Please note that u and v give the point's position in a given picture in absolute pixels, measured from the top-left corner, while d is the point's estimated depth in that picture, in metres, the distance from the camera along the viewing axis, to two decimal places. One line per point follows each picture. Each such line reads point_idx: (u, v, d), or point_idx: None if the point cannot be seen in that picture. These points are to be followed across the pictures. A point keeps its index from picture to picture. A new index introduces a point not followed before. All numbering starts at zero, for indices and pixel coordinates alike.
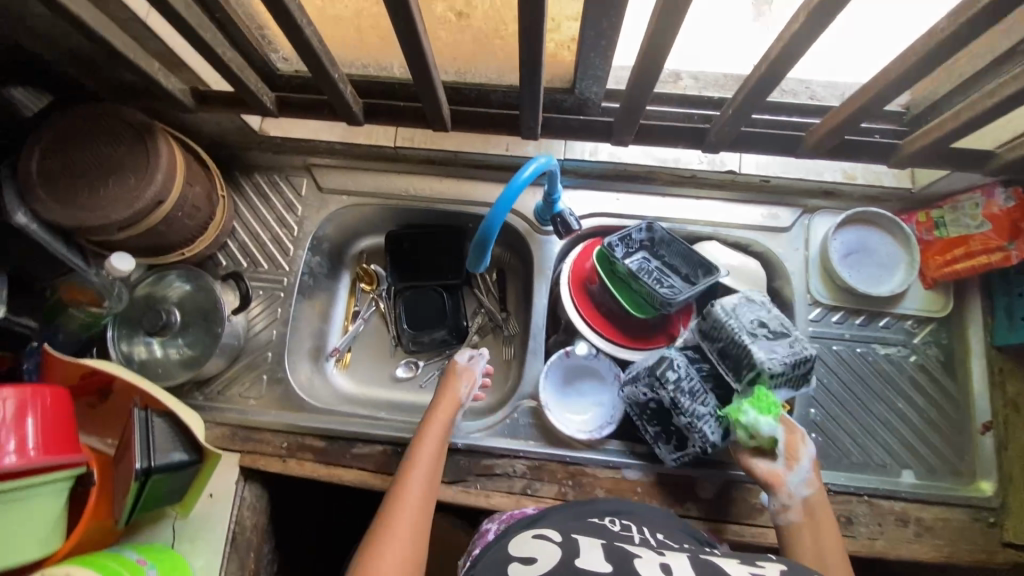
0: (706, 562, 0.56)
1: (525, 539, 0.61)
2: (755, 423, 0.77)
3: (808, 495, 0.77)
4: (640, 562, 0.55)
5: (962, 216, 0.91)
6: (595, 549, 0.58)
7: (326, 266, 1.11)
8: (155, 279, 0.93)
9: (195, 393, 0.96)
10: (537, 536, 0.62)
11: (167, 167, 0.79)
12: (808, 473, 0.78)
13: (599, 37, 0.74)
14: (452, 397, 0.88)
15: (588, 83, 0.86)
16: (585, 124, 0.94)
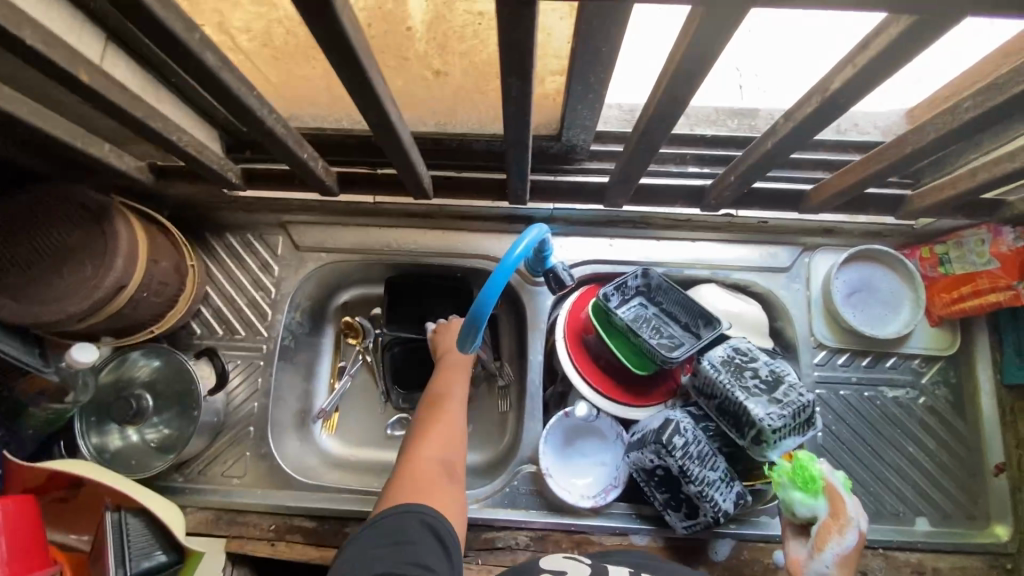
0: None
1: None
2: (791, 500, 0.73)
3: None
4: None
5: (968, 253, 0.87)
6: None
7: (308, 324, 1.06)
8: (118, 361, 0.86)
9: (174, 475, 0.90)
10: None
11: (127, 249, 0.73)
12: (829, 568, 0.70)
13: (588, 93, 0.69)
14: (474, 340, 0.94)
15: (575, 132, 0.81)
16: (575, 187, 0.92)
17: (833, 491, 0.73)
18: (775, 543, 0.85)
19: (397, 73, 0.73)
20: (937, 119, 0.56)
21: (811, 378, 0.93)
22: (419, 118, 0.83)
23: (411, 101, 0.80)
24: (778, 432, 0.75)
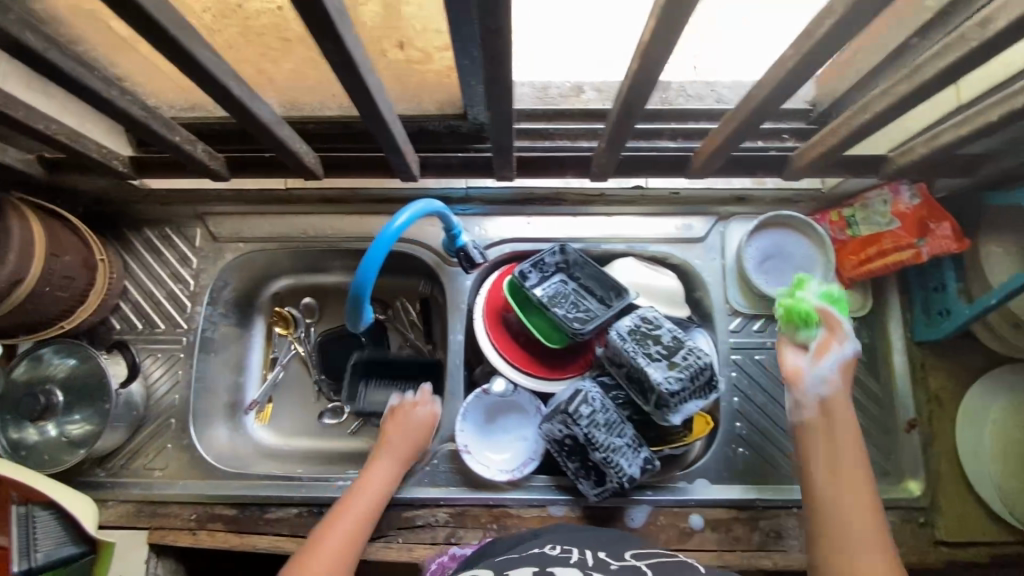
0: None
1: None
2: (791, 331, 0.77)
3: (824, 392, 0.72)
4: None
5: (872, 214, 0.89)
6: None
7: (234, 316, 1.05)
8: (33, 360, 0.86)
9: (96, 470, 0.90)
10: None
11: (19, 245, 0.74)
12: (830, 373, 0.73)
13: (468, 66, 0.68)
14: (411, 442, 0.86)
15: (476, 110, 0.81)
16: (466, 161, 0.91)
17: (825, 309, 0.76)
18: (690, 507, 0.86)
19: (280, 53, 0.72)
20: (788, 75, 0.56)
21: (726, 345, 0.94)
22: (318, 102, 0.83)
23: (304, 84, 0.79)
24: (677, 396, 0.76)
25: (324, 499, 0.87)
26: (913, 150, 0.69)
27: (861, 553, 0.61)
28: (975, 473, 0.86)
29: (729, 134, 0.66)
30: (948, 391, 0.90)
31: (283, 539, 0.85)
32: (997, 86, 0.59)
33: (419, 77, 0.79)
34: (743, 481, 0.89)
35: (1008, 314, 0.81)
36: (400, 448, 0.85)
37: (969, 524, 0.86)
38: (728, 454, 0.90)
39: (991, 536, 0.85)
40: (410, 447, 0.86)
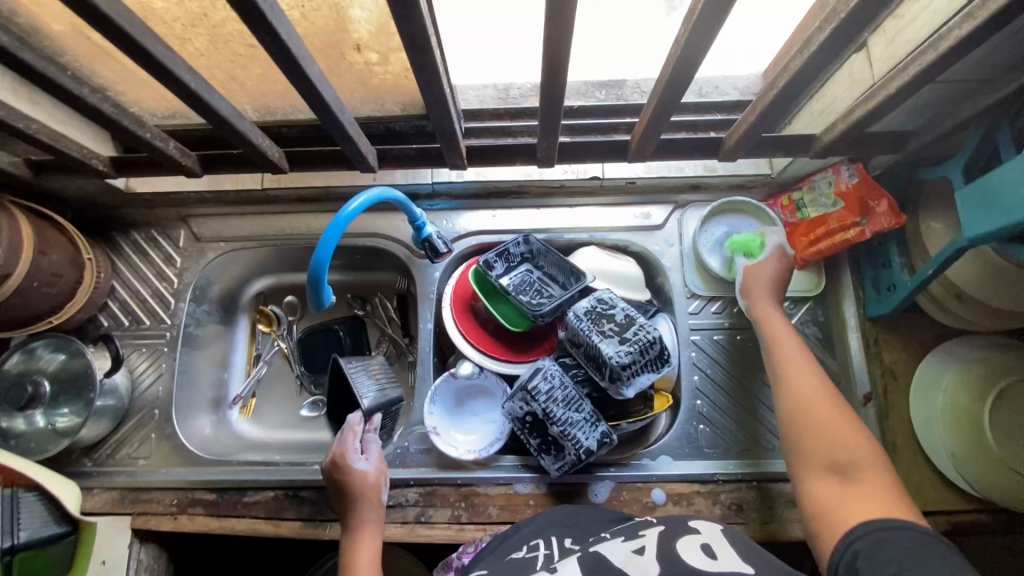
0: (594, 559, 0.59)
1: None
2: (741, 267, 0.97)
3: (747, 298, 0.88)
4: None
5: (819, 195, 0.93)
6: None
7: (218, 314, 1.10)
8: (26, 353, 0.91)
9: (83, 460, 0.94)
10: None
11: (8, 243, 0.79)
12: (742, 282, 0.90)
13: None
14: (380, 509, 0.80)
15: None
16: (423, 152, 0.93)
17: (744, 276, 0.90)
18: (653, 482, 0.89)
19: (247, 59, 0.79)
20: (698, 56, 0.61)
21: (686, 326, 0.98)
22: (288, 106, 0.89)
23: (273, 88, 0.85)
24: (627, 368, 0.79)
25: (298, 482, 0.90)
26: (836, 127, 0.73)
27: (847, 443, 0.64)
28: (929, 443, 0.88)
29: (656, 109, 0.71)
30: (902, 365, 0.93)
31: (259, 521, 0.89)
32: (899, 61, 0.63)
33: (379, 79, 0.85)
34: (705, 457, 0.91)
35: (947, 284, 0.86)
36: (372, 512, 0.79)
37: (926, 492, 0.88)
38: (690, 431, 0.93)
39: (949, 505, 0.88)
40: (376, 504, 0.80)
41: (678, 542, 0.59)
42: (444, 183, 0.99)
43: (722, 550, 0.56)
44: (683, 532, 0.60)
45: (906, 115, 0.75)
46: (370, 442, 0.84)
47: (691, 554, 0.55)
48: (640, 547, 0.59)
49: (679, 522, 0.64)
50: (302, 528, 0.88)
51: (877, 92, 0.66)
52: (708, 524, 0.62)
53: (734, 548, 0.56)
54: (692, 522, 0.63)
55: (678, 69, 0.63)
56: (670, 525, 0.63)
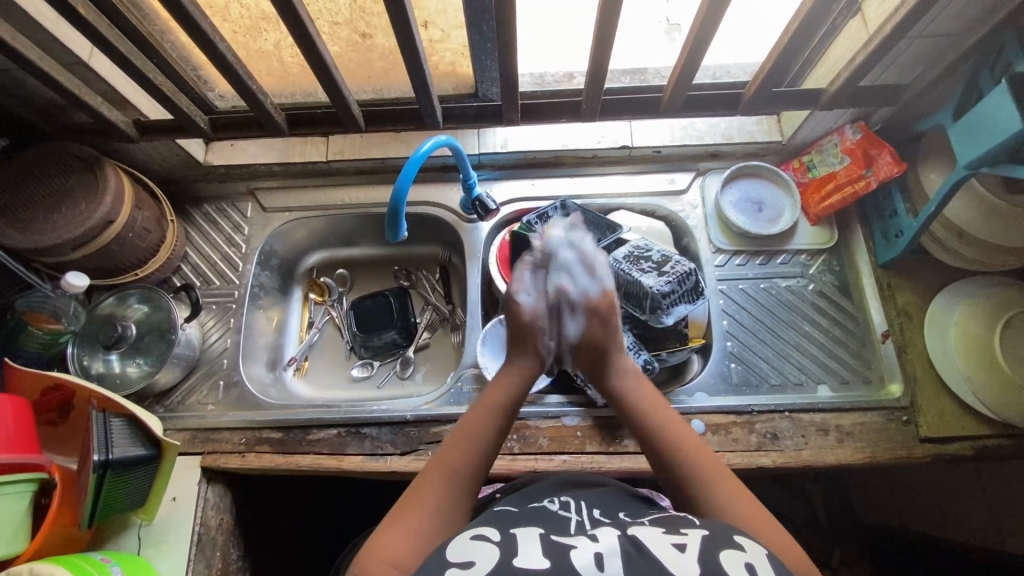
0: (635, 541, 0.54)
1: (462, 539, 0.56)
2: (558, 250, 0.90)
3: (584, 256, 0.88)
4: (577, 553, 0.53)
5: (827, 156, 1.04)
6: (531, 544, 0.55)
7: (277, 281, 1.19)
8: (118, 299, 1.00)
9: (156, 407, 1.01)
10: (475, 536, 0.57)
11: (115, 191, 0.89)
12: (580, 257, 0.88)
13: (480, 39, 0.85)
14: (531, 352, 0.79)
15: (487, 86, 0.95)
16: (479, 110, 1.00)
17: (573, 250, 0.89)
18: (692, 414, 0.95)
19: (329, 36, 0.92)
20: (715, 17, 0.73)
21: (713, 277, 1.07)
22: (358, 84, 1.02)
23: (346, 66, 0.98)
24: (669, 297, 0.89)
25: (360, 420, 0.97)
26: (839, 78, 0.85)
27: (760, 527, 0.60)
28: (946, 373, 0.94)
29: (681, 70, 0.82)
30: (914, 305, 1.00)
31: (323, 457, 0.94)
32: (889, 14, 0.76)
33: (439, 57, 0.98)
34: (738, 392, 0.98)
35: (948, 223, 0.95)
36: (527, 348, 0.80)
37: (949, 420, 0.93)
38: (723, 369, 1.00)
39: (970, 431, 0.92)
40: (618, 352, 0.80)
41: (723, 552, 0.53)
42: (490, 152, 1.10)
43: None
44: (728, 542, 0.54)
45: (896, 71, 0.88)
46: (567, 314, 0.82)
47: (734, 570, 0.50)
48: (682, 544, 0.54)
49: (723, 529, 0.56)
50: (364, 462, 0.94)
51: (872, 40, 0.78)
52: (753, 542, 0.55)
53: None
54: (733, 533, 0.57)
55: (705, 28, 0.74)
56: (713, 529, 0.56)
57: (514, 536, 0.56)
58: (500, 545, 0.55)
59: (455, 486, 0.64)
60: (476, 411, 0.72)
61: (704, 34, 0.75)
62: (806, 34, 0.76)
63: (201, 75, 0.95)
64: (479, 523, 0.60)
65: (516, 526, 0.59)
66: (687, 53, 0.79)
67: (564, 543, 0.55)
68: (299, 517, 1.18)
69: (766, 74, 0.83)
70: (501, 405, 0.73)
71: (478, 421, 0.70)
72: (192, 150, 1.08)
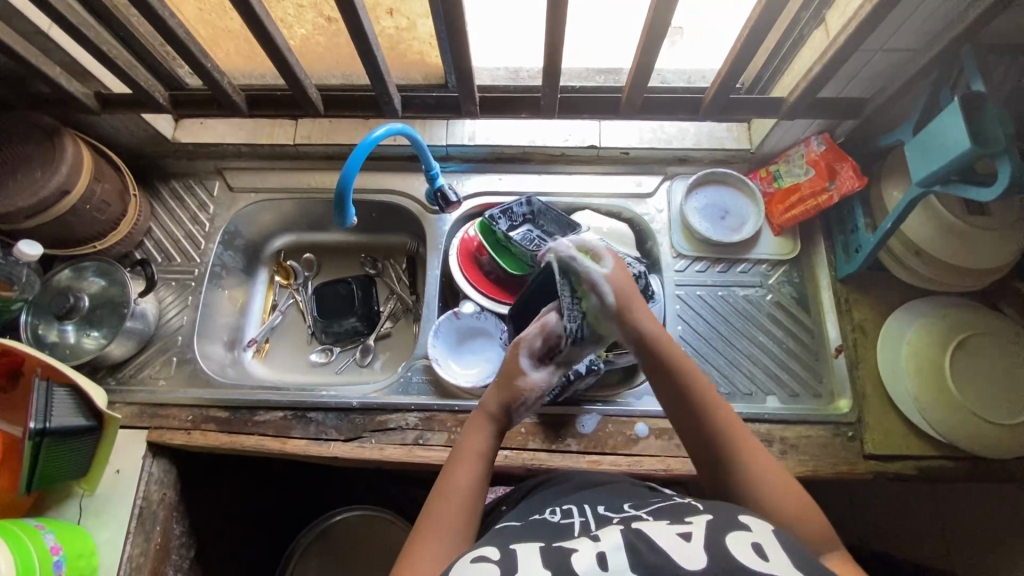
0: (638, 536, 0.55)
1: (465, 562, 0.54)
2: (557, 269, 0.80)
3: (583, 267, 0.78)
4: (578, 559, 0.53)
5: (793, 167, 1.03)
6: (532, 558, 0.54)
7: (242, 262, 1.19)
8: (76, 271, 1.01)
9: (107, 378, 1.01)
10: (475, 557, 0.55)
11: (72, 161, 0.89)
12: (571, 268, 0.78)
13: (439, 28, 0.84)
14: (500, 405, 0.76)
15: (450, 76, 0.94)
16: (441, 101, 0.99)
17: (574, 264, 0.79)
18: (637, 417, 0.94)
19: (295, 19, 0.91)
20: (665, 16, 0.72)
21: (672, 282, 1.06)
22: (325, 69, 1.02)
23: (313, 50, 0.98)
24: None
25: (308, 404, 0.97)
26: (799, 88, 0.84)
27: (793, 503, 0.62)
28: (896, 391, 0.94)
29: (636, 69, 0.82)
30: (870, 321, 1.00)
31: (268, 438, 0.95)
32: (847, 23, 0.75)
33: (406, 45, 0.98)
34: None
35: (907, 240, 0.94)
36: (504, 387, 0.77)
37: (895, 438, 0.93)
38: None
39: (917, 451, 0.92)
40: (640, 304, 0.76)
41: (727, 533, 0.53)
42: (457, 144, 1.10)
43: (774, 553, 0.51)
44: (734, 523, 0.54)
45: (858, 83, 0.87)
46: (603, 282, 0.75)
47: (741, 551, 0.51)
48: (687, 532, 0.54)
49: (728, 510, 0.57)
50: (308, 446, 0.94)
51: (829, 51, 0.77)
52: (758, 519, 0.56)
53: (788, 555, 0.51)
54: (743, 513, 0.58)
55: (656, 27, 0.74)
56: (718, 513, 0.57)
57: (513, 552, 0.55)
58: (500, 564, 0.53)
59: (446, 548, 0.62)
60: (456, 462, 0.70)
61: (655, 33, 0.75)
62: (762, 41, 0.76)
63: (167, 50, 0.95)
64: (479, 542, 0.59)
65: (516, 541, 0.59)
66: (641, 50, 0.78)
67: (564, 548, 0.55)
68: (250, 498, 1.19)
69: (723, 78, 0.82)
70: (481, 452, 0.71)
71: (457, 479, 0.68)
72: (160, 126, 1.08)
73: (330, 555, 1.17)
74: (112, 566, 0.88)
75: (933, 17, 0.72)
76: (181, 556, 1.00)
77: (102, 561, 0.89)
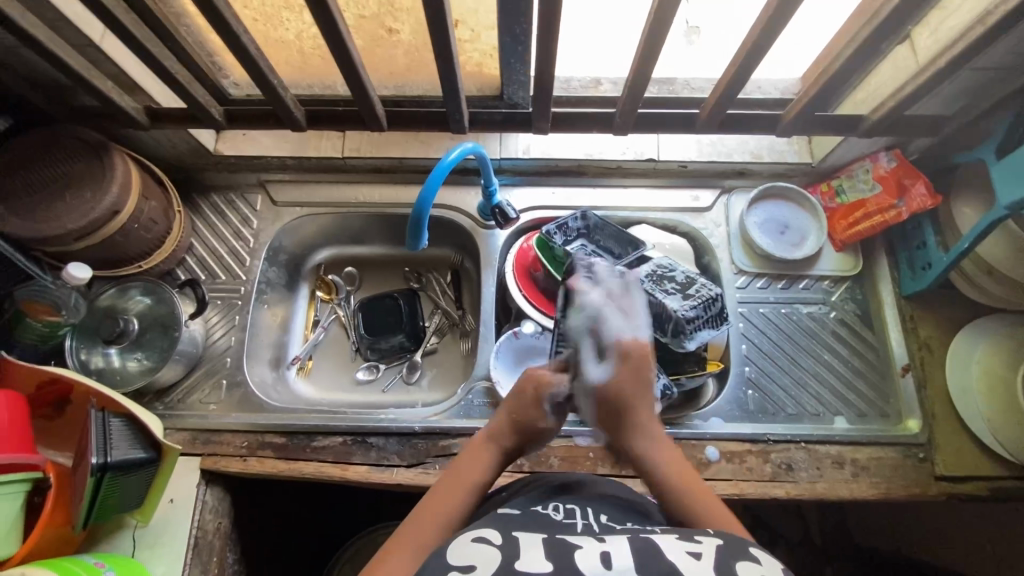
0: (646, 545, 0.51)
1: (463, 541, 0.53)
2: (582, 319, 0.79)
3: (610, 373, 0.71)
4: (580, 555, 0.50)
5: (857, 182, 1.02)
6: (534, 546, 0.52)
7: (284, 277, 1.15)
8: (119, 290, 0.96)
9: (155, 404, 0.97)
10: (476, 538, 0.54)
11: (122, 180, 0.84)
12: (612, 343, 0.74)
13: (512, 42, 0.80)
14: (511, 427, 0.71)
15: (514, 89, 0.91)
16: (507, 116, 0.96)
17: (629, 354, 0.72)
18: (707, 440, 0.93)
19: (354, 29, 0.88)
20: (768, 36, 0.69)
21: (733, 299, 1.04)
22: (379, 81, 0.98)
23: (370, 61, 0.94)
24: (694, 321, 0.87)
25: (367, 429, 0.94)
26: (884, 106, 0.82)
27: None
28: (966, 410, 0.93)
29: (722, 89, 0.80)
30: (936, 339, 0.98)
31: (328, 465, 0.92)
32: (944, 44, 0.73)
33: (466, 57, 0.94)
34: (753, 420, 0.96)
35: (979, 260, 0.93)
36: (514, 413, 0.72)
37: (965, 458, 0.92)
38: (740, 395, 0.98)
39: (984, 471, 0.91)
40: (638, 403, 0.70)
41: (740, 563, 0.49)
42: (512, 158, 1.07)
43: None
44: (745, 554, 0.50)
45: (938, 101, 0.85)
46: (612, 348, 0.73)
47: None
48: (696, 552, 0.50)
49: (737, 541, 0.52)
50: (369, 472, 0.91)
51: (924, 71, 0.75)
52: (769, 556, 0.51)
53: None
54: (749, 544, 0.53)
55: (755, 49, 0.71)
56: (729, 539, 0.52)
57: (517, 539, 0.53)
58: (501, 548, 0.52)
59: (430, 534, 0.61)
60: (444, 487, 0.66)
61: (751, 54, 0.72)
62: (859, 61, 0.73)
63: (215, 61, 0.90)
64: (481, 522, 0.57)
65: (519, 528, 0.56)
66: (732, 71, 0.75)
67: (569, 543, 0.53)
68: (293, 520, 1.16)
69: (810, 96, 0.80)
70: (471, 481, 0.66)
71: (442, 503, 0.64)
72: (203, 139, 1.04)
73: None
74: None
75: None
76: None
77: None
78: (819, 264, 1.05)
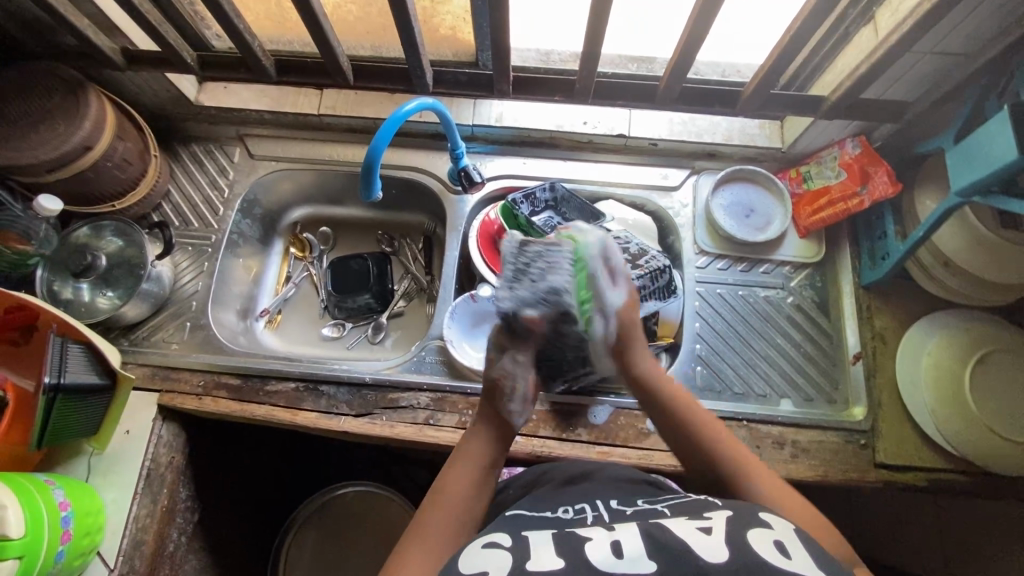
0: (656, 529, 0.52)
1: (474, 549, 0.52)
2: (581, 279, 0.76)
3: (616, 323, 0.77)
4: (592, 546, 0.50)
5: (824, 168, 1.02)
6: (545, 544, 0.52)
7: (259, 231, 1.18)
8: (94, 229, 1.00)
9: (120, 339, 1.01)
10: (487, 545, 0.53)
11: (95, 117, 0.87)
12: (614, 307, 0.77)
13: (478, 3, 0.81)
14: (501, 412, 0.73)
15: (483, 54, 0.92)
16: (472, 78, 0.96)
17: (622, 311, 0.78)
18: None
19: None
20: (713, 4, 0.70)
21: (692, 278, 1.05)
22: (356, 40, 1.00)
23: (344, 19, 0.96)
24: (640, 291, 0.89)
25: (320, 377, 0.97)
26: (841, 87, 0.82)
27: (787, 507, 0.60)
28: (911, 401, 0.93)
29: (677, 59, 0.80)
30: (891, 330, 0.98)
31: (278, 409, 0.95)
32: (899, 21, 0.73)
33: (439, 19, 0.95)
34: (699, 396, 0.97)
35: (937, 250, 0.92)
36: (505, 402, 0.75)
37: (908, 449, 0.92)
38: (688, 371, 0.99)
39: (927, 462, 0.91)
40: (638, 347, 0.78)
41: (749, 531, 0.50)
42: (484, 124, 1.08)
43: (795, 550, 0.48)
44: (756, 521, 0.51)
45: (900, 86, 0.85)
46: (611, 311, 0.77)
47: (763, 547, 0.48)
48: (707, 527, 0.51)
49: (748, 509, 0.54)
50: (319, 418, 0.94)
51: (878, 50, 0.75)
52: (780, 519, 0.53)
53: (812, 558, 0.47)
54: (759, 512, 0.54)
55: (703, 17, 0.72)
56: (738, 510, 0.54)
57: (527, 542, 0.52)
58: (513, 551, 0.51)
59: (446, 520, 0.61)
60: (452, 470, 0.67)
61: (701, 22, 0.73)
62: (809, 34, 0.74)
63: (196, 10, 0.93)
64: (489, 529, 0.56)
65: (529, 530, 0.55)
66: (683, 41, 0.76)
67: (579, 537, 0.52)
68: (253, 468, 1.19)
69: (764, 72, 0.81)
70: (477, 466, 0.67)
71: (455, 485, 0.65)
72: (184, 88, 1.07)
73: (329, 531, 1.17)
74: (118, 526, 0.89)
75: (988, 22, 0.70)
76: (186, 521, 1.01)
77: (109, 520, 0.89)
78: (781, 249, 1.06)
